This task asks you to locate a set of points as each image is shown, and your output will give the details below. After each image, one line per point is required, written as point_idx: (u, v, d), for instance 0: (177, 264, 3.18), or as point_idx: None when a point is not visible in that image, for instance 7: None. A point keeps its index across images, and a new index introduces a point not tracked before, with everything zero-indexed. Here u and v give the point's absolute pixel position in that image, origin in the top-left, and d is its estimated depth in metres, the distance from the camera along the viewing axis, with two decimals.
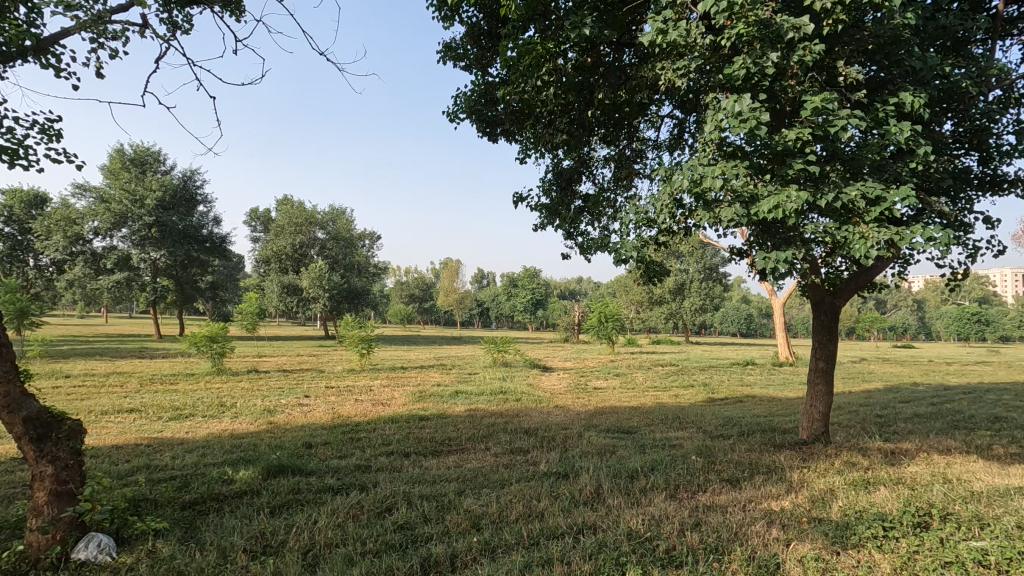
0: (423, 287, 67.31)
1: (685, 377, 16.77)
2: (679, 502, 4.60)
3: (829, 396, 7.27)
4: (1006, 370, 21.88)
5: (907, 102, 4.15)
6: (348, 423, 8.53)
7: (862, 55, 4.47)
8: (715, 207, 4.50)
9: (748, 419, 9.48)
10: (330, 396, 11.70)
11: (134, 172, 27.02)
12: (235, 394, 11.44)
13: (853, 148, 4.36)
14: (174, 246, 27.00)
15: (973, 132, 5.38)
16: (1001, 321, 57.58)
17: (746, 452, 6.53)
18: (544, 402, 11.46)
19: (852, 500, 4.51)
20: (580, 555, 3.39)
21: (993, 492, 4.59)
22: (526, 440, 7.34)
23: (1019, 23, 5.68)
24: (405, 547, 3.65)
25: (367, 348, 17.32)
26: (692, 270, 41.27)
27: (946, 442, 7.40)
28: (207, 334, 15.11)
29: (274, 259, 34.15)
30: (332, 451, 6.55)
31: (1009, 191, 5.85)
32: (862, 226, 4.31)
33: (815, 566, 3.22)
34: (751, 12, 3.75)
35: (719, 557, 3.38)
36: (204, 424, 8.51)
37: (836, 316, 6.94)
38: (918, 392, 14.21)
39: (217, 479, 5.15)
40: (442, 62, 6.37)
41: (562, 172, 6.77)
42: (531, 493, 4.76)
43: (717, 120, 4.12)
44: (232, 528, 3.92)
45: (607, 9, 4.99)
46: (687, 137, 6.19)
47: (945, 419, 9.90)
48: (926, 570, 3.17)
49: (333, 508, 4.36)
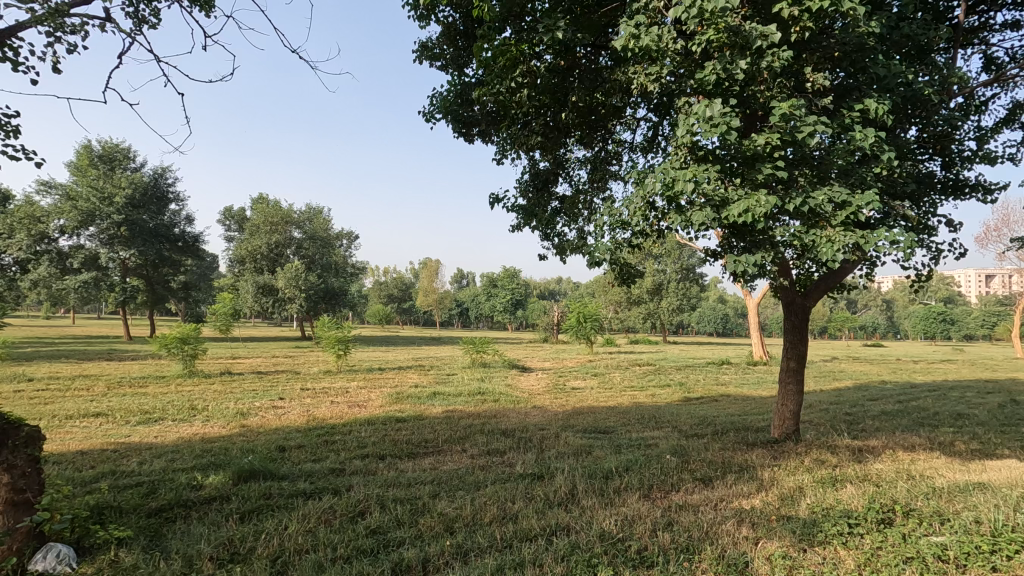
0: (402, 288, 67.22)
1: (663, 377, 16.92)
2: (652, 502, 4.64)
3: (799, 395, 7.39)
4: (969, 368, 22.74)
5: (872, 108, 4.25)
6: (323, 426, 8.42)
7: (829, 62, 4.56)
8: (687, 211, 4.57)
9: (722, 418, 9.61)
10: (305, 398, 11.56)
11: (102, 169, 26.42)
12: (207, 397, 11.19)
13: (821, 153, 4.46)
14: (144, 245, 26.41)
15: (936, 138, 5.56)
16: (965, 321, 59.55)
17: (719, 451, 6.61)
18: (521, 402, 11.50)
19: (820, 498, 4.61)
20: (553, 557, 3.40)
21: (954, 488, 4.73)
22: (503, 442, 7.33)
23: (980, 33, 5.89)
24: (376, 552, 3.61)
25: (344, 349, 17.15)
26: (669, 270, 42.31)
27: (911, 439, 7.61)
28: (178, 336, 14.78)
29: (248, 259, 33.55)
30: (306, 455, 6.48)
31: (970, 196, 6.07)
32: (829, 230, 4.41)
33: (783, 564, 3.27)
34: (720, 20, 3.81)
35: (689, 557, 3.42)
36: (174, 427, 8.32)
37: (807, 316, 7.09)
38: (885, 389, 14.66)
39: (186, 484, 5.04)
40: (418, 62, 6.34)
41: (538, 173, 6.80)
42: (506, 495, 4.75)
43: (688, 125, 4.18)
44: (200, 535, 3.84)
45: (583, 12, 5.02)
46: (662, 141, 6.24)
47: (911, 416, 10.15)
48: (888, 566, 3.23)
49: (304, 512, 4.31)
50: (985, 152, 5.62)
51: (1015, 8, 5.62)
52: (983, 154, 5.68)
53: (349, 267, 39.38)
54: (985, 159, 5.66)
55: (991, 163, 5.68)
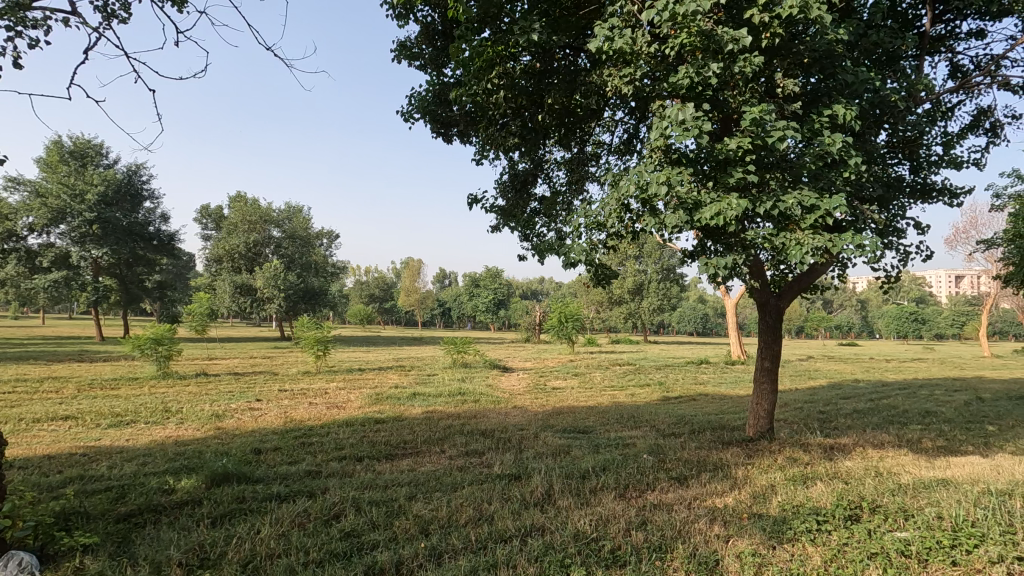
0: (383, 288, 67.05)
1: (643, 376, 17.03)
2: (627, 502, 4.68)
3: (774, 394, 7.49)
4: (938, 367, 23.36)
5: (840, 113, 4.35)
6: (301, 428, 8.34)
7: (799, 68, 4.64)
8: (661, 213, 4.62)
9: (700, 417, 9.72)
10: (282, 399, 11.42)
11: (74, 165, 25.75)
12: (181, 399, 11.00)
13: (792, 158, 4.56)
14: (117, 244, 25.78)
15: (904, 143, 5.72)
16: (935, 321, 61.17)
17: (695, 450, 6.69)
18: (501, 403, 11.51)
19: (790, 496, 4.69)
20: (527, 558, 3.42)
21: (918, 484, 4.88)
22: (482, 442, 7.35)
23: (946, 41, 6.07)
24: (350, 556, 3.59)
25: (324, 349, 16.98)
26: (650, 270, 42.81)
27: (881, 436, 7.80)
28: (152, 336, 14.45)
29: (226, 258, 33.03)
30: (282, 457, 6.40)
31: (937, 199, 6.26)
32: (798, 233, 4.53)
33: (752, 561, 3.33)
34: (692, 23, 3.86)
35: (662, 556, 3.45)
36: (147, 430, 8.16)
37: (781, 317, 7.19)
38: (858, 388, 14.96)
39: (157, 489, 4.93)
40: (396, 61, 6.31)
41: (517, 174, 6.84)
42: (482, 495, 4.77)
43: (661, 128, 4.23)
44: (169, 540, 3.77)
45: (561, 15, 5.06)
46: (638, 143, 6.29)
47: (881, 414, 10.40)
48: (853, 561, 3.31)
49: (277, 517, 4.25)
50: (951, 157, 5.80)
51: (979, 18, 5.79)
52: (950, 158, 5.85)
53: (330, 266, 39.05)
54: (951, 164, 5.84)
55: (957, 168, 5.86)
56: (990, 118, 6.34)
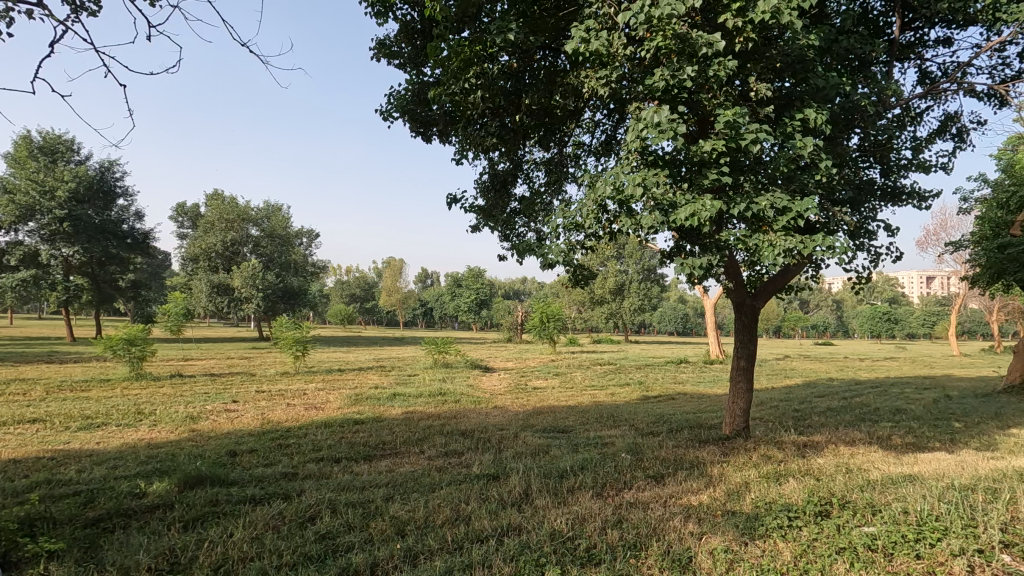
0: (364, 287, 66.67)
1: (623, 376, 17.11)
2: (605, 500, 4.71)
3: (750, 394, 7.57)
4: (911, 365, 23.92)
5: (811, 117, 4.44)
6: (278, 430, 8.21)
7: (772, 72, 4.72)
8: (637, 214, 4.67)
9: (678, 416, 9.84)
10: (260, 401, 11.23)
11: (43, 161, 25.08)
12: (154, 400, 10.79)
13: (766, 160, 4.64)
14: (89, 242, 25.13)
15: (875, 147, 5.84)
16: (907, 321, 62.76)
17: (673, 450, 6.74)
18: (482, 403, 11.49)
19: (763, 492, 4.77)
20: (502, 558, 3.43)
21: (886, 480, 4.99)
22: (461, 442, 7.33)
23: (915, 48, 6.22)
24: (324, 558, 3.56)
25: (302, 350, 16.79)
26: (631, 271, 43.27)
27: (852, 433, 7.96)
28: (124, 337, 14.10)
29: (202, 257, 32.44)
30: (257, 459, 6.30)
31: (907, 202, 6.43)
32: (771, 235, 4.62)
33: (724, 557, 3.38)
34: (668, 27, 3.90)
35: (636, 554, 3.49)
36: (118, 433, 7.97)
37: (756, 317, 7.28)
38: (833, 386, 15.27)
39: (127, 493, 4.82)
40: (375, 60, 6.26)
41: (496, 174, 6.83)
42: (460, 496, 4.77)
43: (638, 131, 4.27)
44: (139, 545, 3.70)
45: (538, 15, 5.08)
46: (617, 144, 6.31)
47: (853, 412, 10.63)
48: (821, 556, 3.38)
49: (251, 519, 4.19)
50: (920, 162, 5.94)
51: (946, 26, 5.95)
52: (919, 162, 6.00)
53: (309, 266, 38.61)
54: (921, 168, 5.99)
55: (925, 172, 6.02)
56: (956, 123, 6.52)
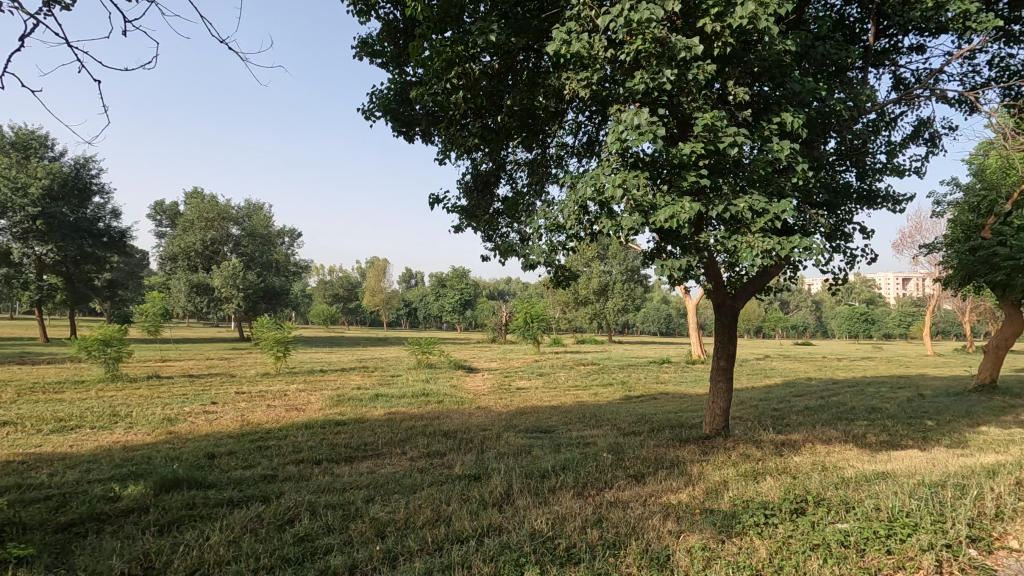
0: (347, 287, 66.27)
1: (606, 376, 17.24)
2: (586, 500, 4.74)
3: (730, 393, 7.66)
4: (888, 365, 24.39)
5: (788, 121, 4.51)
6: (257, 431, 8.13)
7: (750, 76, 4.78)
8: (619, 215, 4.71)
9: (660, 415, 9.92)
10: (239, 402, 11.08)
11: (15, 157, 24.47)
12: (131, 402, 10.59)
13: (745, 162, 4.71)
14: (63, 240, 24.58)
15: (851, 151, 5.95)
16: (884, 321, 64.02)
17: (654, 449, 6.79)
18: (465, 403, 11.47)
19: (742, 490, 4.84)
20: (481, 558, 3.42)
21: (861, 478, 5.10)
22: (443, 443, 7.29)
23: (890, 55, 6.35)
24: (302, 560, 3.53)
25: (284, 350, 16.61)
26: (614, 272, 43.56)
27: (830, 432, 8.09)
28: (100, 338, 13.80)
29: (181, 256, 31.90)
30: (236, 461, 6.22)
31: (882, 206, 6.58)
32: (749, 236, 4.68)
33: (702, 556, 3.42)
34: (647, 31, 3.95)
35: (615, 553, 3.51)
36: (92, 436, 7.81)
37: (736, 317, 7.38)
38: (812, 386, 15.50)
39: (101, 497, 4.73)
40: (357, 58, 6.22)
41: (479, 175, 6.82)
42: (441, 496, 4.77)
43: (618, 133, 4.31)
44: (112, 550, 3.63)
45: (520, 16, 5.08)
46: (599, 146, 6.34)
47: (831, 411, 10.82)
48: (796, 552, 3.45)
49: (229, 522, 4.14)
50: (894, 166, 6.07)
51: (920, 33, 6.09)
52: (893, 166, 6.13)
53: (291, 266, 38.23)
54: (895, 172, 6.12)
55: (899, 176, 6.15)
56: (929, 129, 6.67)
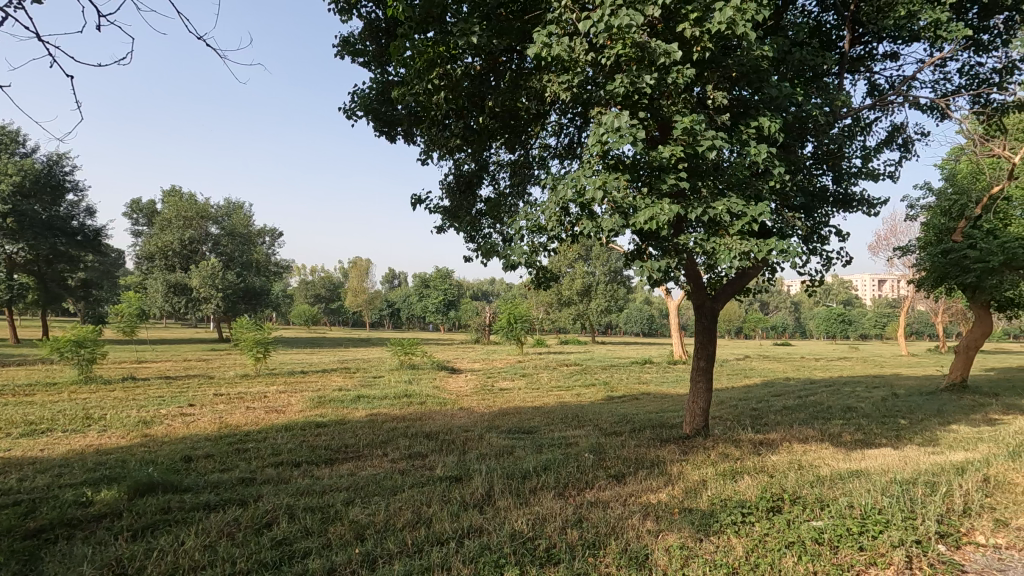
0: (329, 288, 65.75)
1: (588, 376, 17.37)
2: (566, 500, 4.77)
3: (710, 393, 7.74)
4: (864, 365, 24.87)
5: (765, 125, 4.59)
6: (236, 433, 8.01)
7: (728, 81, 4.85)
8: (599, 217, 4.74)
9: (641, 416, 10.00)
10: (218, 404, 10.93)
11: None
12: (105, 405, 10.37)
13: (723, 166, 4.77)
14: (36, 238, 23.87)
15: (827, 155, 6.07)
16: (860, 322, 65.30)
17: (635, 449, 6.84)
18: (448, 404, 11.44)
19: (720, 489, 4.90)
20: (461, 560, 3.42)
21: (835, 476, 5.20)
22: (425, 445, 7.27)
23: (864, 61, 6.49)
24: (280, 564, 3.50)
25: (264, 351, 16.40)
26: (598, 273, 43.79)
27: (806, 431, 8.23)
28: (73, 339, 13.51)
29: (158, 255, 31.33)
30: (214, 464, 6.13)
31: (857, 208, 6.71)
32: (727, 238, 4.75)
33: (680, 554, 3.46)
34: (627, 35, 3.99)
35: (594, 552, 3.54)
36: (64, 439, 7.63)
37: (716, 318, 7.46)
38: (790, 385, 15.75)
39: (72, 502, 4.62)
40: (339, 57, 6.19)
41: (462, 176, 6.82)
42: (422, 498, 4.75)
43: (598, 135, 4.34)
44: (83, 556, 3.55)
45: (501, 18, 5.09)
46: (580, 148, 6.38)
47: (808, 410, 11.00)
48: (772, 550, 3.50)
49: (204, 526, 4.08)
50: (869, 170, 6.20)
51: (893, 41, 6.22)
52: (868, 170, 6.27)
53: (272, 266, 37.78)
54: (869, 176, 6.25)
55: (873, 180, 6.29)
56: (902, 134, 6.83)
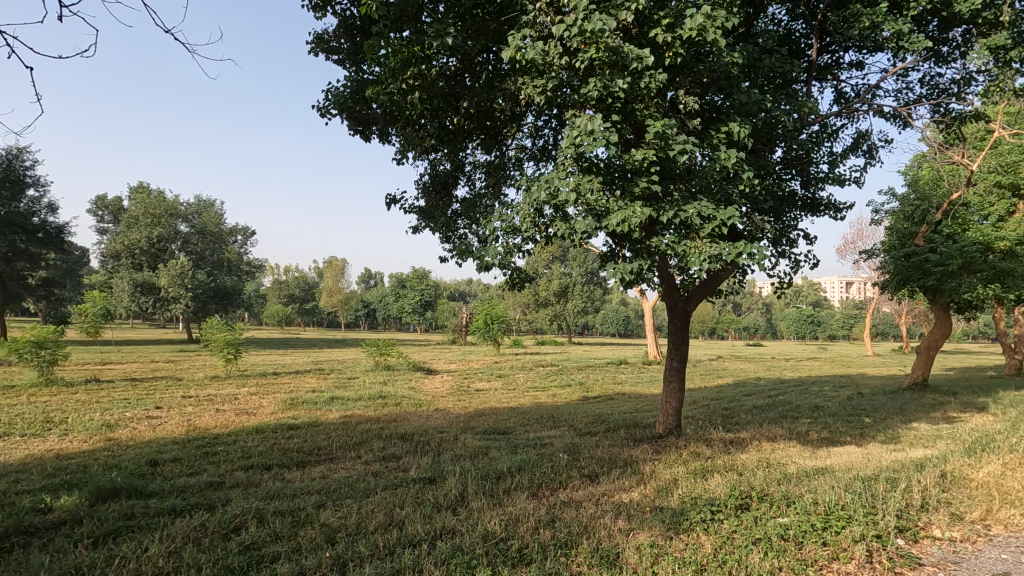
0: (303, 287, 64.79)
1: (564, 377, 17.42)
2: (539, 501, 4.78)
3: (682, 393, 7.84)
4: (833, 365, 25.50)
5: (735, 130, 4.68)
6: (205, 436, 7.84)
7: (700, 87, 4.93)
8: (573, 219, 4.78)
9: (616, 416, 10.09)
10: (186, 407, 10.66)
11: None
12: (66, 408, 10.03)
13: (695, 168, 4.84)
14: None
15: (795, 160, 6.21)
16: (829, 323, 66.90)
17: (608, 449, 6.89)
18: (423, 406, 11.38)
19: (690, 488, 4.97)
20: (433, 561, 3.41)
21: (801, 473, 5.32)
22: (399, 446, 7.22)
23: (831, 69, 6.66)
24: (247, 570, 3.43)
25: (235, 352, 16.04)
26: (574, 274, 44.01)
27: (775, 430, 8.40)
28: (32, 340, 13.04)
29: (124, 254, 30.35)
30: (181, 468, 5.99)
31: (824, 213, 6.89)
32: (698, 241, 4.82)
33: (650, 552, 3.50)
34: (600, 40, 4.04)
35: (567, 552, 3.56)
36: (22, 444, 7.36)
37: (688, 319, 7.56)
38: (761, 385, 16.06)
39: (29, 508, 4.46)
40: (313, 54, 6.12)
41: (437, 176, 6.80)
42: (394, 500, 4.71)
43: (572, 138, 4.37)
44: (40, 565, 3.44)
45: (477, 19, 5.09)
46: (555, 150, 6.42)
47: (778, 409, 11.22)
48: (740, 547, 3.56)
49: (169, 532, 3.98)
50: (835, 175, 6.37)
51: (858, 50, 6.40)
52: (834, 175, 6.43)
53: (244, 265, 37.08)
54: (836, 181, 6.41)
55: (839, 184, 6.45)
56: (867, 141, 7.02)
